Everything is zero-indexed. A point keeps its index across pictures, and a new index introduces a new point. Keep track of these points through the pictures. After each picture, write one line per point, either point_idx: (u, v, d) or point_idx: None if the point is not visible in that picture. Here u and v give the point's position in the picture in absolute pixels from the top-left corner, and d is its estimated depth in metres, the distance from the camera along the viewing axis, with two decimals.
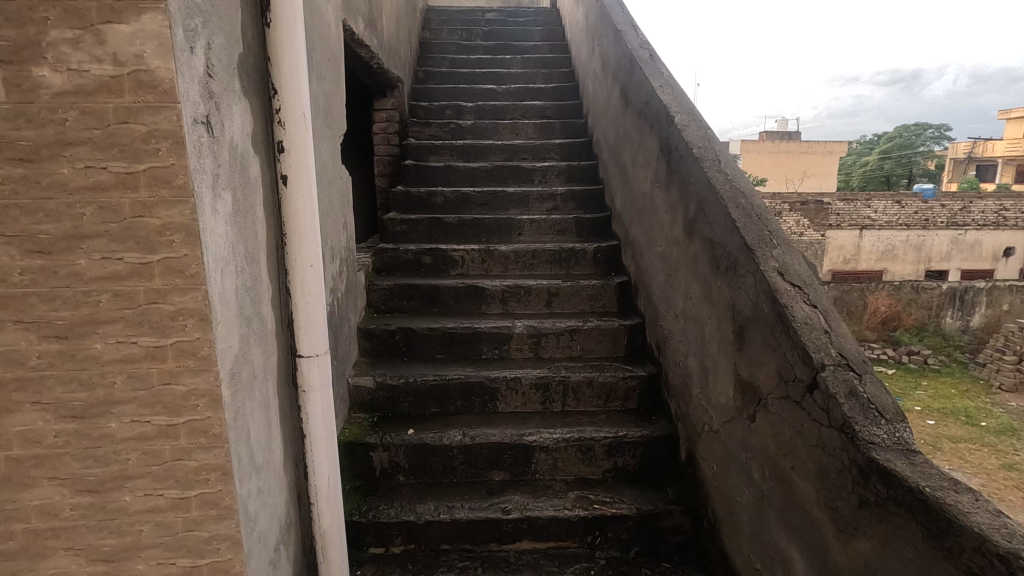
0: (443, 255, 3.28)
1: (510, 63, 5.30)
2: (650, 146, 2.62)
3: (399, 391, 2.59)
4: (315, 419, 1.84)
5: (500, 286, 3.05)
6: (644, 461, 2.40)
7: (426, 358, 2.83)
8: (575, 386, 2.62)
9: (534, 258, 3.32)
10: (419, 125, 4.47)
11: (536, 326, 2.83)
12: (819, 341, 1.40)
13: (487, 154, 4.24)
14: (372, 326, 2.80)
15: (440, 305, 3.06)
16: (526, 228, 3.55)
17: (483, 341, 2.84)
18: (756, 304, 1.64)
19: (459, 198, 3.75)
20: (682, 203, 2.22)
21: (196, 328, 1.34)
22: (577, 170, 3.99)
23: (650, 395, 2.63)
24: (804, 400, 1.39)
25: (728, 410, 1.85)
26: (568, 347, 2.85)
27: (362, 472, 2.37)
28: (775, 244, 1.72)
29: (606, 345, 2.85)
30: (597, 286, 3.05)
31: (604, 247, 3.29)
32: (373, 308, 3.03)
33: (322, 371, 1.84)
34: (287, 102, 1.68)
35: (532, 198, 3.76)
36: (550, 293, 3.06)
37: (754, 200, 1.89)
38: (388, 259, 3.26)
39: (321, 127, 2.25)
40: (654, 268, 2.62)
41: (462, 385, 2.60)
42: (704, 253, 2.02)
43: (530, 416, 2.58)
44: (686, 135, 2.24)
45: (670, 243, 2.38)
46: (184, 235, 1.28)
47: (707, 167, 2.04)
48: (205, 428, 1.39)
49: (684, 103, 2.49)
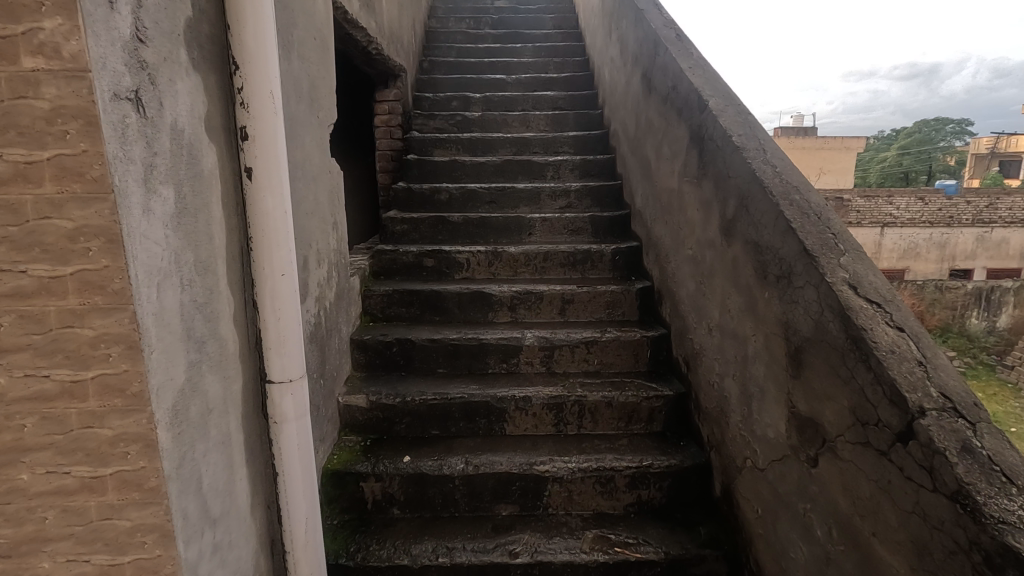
0: (446, 257, 3.00)
1: (521, 52, 5.00)
2: (680, 137, 2.31)
3: (395, 412, 2.32)
4: (290, 455, 1.57)
5: (508, 293, 2.77)
6: (672, 495, 2.10)
7: (427, 372, 2.55)
8: (592, 407, 2.32)
9: (546, 261, 3.02)
10: (423, 117, 4.19)
11: (548, 338, 2.54)
12: (913, 376, 1.10)
13: (496, 148, 3.95)
14: (367, 337, 2.53)
15: (442, 313, 2.78)
16: (538, 228, 3.26)
17: (490, 354, 2.55)
18: (818, 325, 1.34)
19: (465, 195, 3.47)
20: (719, 200, 1.92)
21: (122, 359, 1.06)
22: (592, 164, 3.68)
23: (677, 417, 2.33)
24: (893, 451, 1.09)
25: (777, 448, 1.55)
26: (584, 361, 2.56)
27: (351, 505, 2.10)
28: (842, 249, 1.41)
29: (627, 359, 2.55)
30: (616, 293, 2.76)
31: (624, 249, 2.98)
32: (369, 316, 2.76)
33: (297, 399, 1.57)
34: (251, 79, 1.40)
35: (544, 194, 3.47)
36: (564, 299, 2.77)
37: (811, 196, 1.58)
38: (388, 262, 2.99)
39: (304, 115, 1.98)
40: (683, 273, 2.32)
41: (465, 405, 2.32)
42: (747, 258, 1.71)
43: (541, 440, 2.30)
44: (722, 122, 1.93)
45: (703, 246, 2.08)
46: (104, 242, 1.01)
47: (751, 158, 1.74)
48: (138, 481, 1.11)
49: (720, 85, 2.16)
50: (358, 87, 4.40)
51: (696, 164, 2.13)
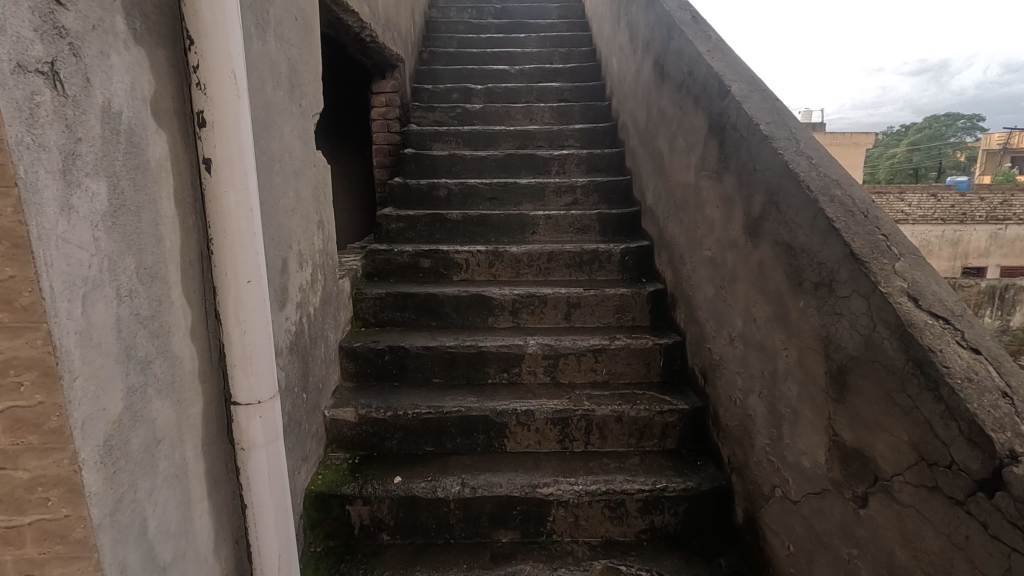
0: (444, 257, 2.81)
1: (526, 42, 4.80)
2: (697, 127, 2.10)
3: (386, 427, 2.13)
4: (260, 485, 1.38)
5: (510, 296, 2.58)
6: (688, 521, 1.91)
7: (421, 382, 2.37)
8: (600, 422, 2.14)
9: (550, 261, 2.83)
10: (422, 109, 4.00)
11: (552, 346, 2.35)
12: (998, 411, 0.91)
13: (498, 142, 3.75)
14: (357, 344, 2.35)
15: (439, 317, 2.60)
16: (541, 226, 3.06)
17: (489, 363, 2.36)
18: (869, 343, 1.14)
19: (464, 191, 3.27)
20: (743, 196, 1.72)
21: (36, 389, 0.87)
22: (599, 159, 3.49)
23: (693, 433, 2.13)
24: (973, 502, 0.91)
25: (814, 480, 1.36)
26: (591, 371, 2.37)
27: (336, 531, 1.92)
28: (896, 253, 1.21)
29: (638, 369, 2.36)
30: (625, 296, 2.56)
31: (633, 249, 2.78)
32: (361, 321, 2.58)
33: (268, 422, 1.38)
34: (208, 56, 1.21)
35: (549, 190, 3.28)
36: (569, 303, 2.58)
37: (854, 192, 1.38)
38: (381, 263, 2.81)
39: (283, 102, 1.79)
40: (699, 276, 2.12)
41: (462, 419, 2.13)
42: (777, 262, 1.52)
43: (545, 458, 2.11)
44: (747, 108, 1.73)
45: (724, 247, 1.88)
46: (7, 247, 0.82)
47: (782, 149, 1.54)
48: (61, 532, 0.93)
49: (742, 70, 1.95)
50: (350, 79, 4.24)
51: (716, 157, 1.92)
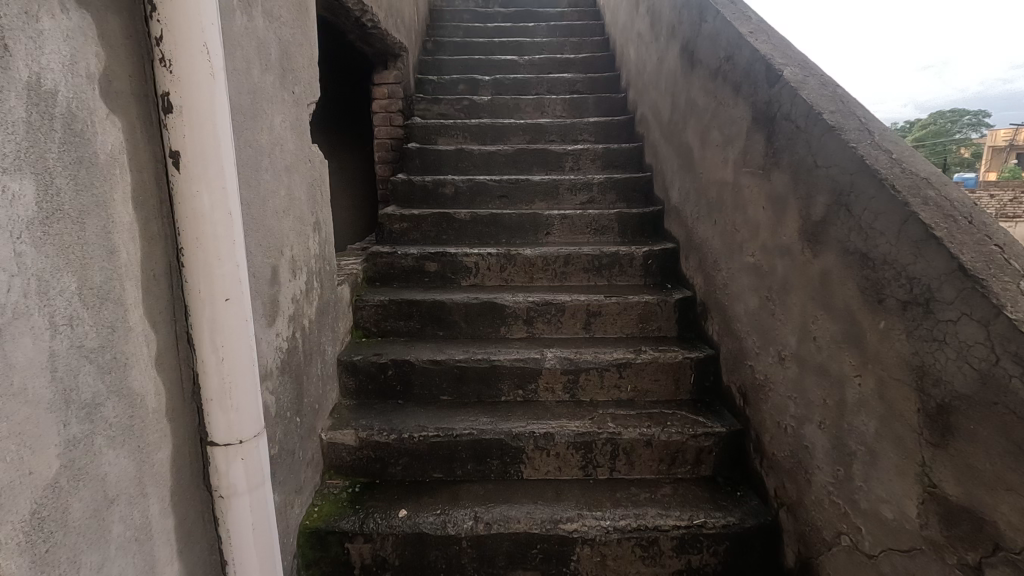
0: (452, 261, 2.59)
1: (534, 32, 4.56)
2: (737, 119, 1.88)
3: (389, 451, 1.92)
4: (244, 539, 1.17)
5: (524, 303, 2.36)
6: (730, 562, 1.70)
7: (428, 400, 2.15)
8: (627, 446, 1.93)
9: (567, 265, 2.61)
10: (427, 101, 3.78)
11: (572, 360, 2.14)
12: None
13: (507, 136, 3.52)
14: (357, 358, 2.13)
15: (447, 327, 2.38)
16: (556, 226, 2.84)
17: (503, 379, 2.15)
18: (988, 382, 0.95)
19: (473, 189, 3.05)
20: (799, 197, 1.50)
21: None
22: (616, 154, 3.26)
23: (731, 460, 1.92)
24: None
25: (901, 536, 1.15)
26: (615, 388, 2.15)
27: (333, 571, 1.72)
28: (1016, 269, 1.01)
29: (666, 385, 2.15)
30: (650, 304, 2.35)
31: (657, 252, 2.57)
32: (361, 331, 2.36)
33: (252, 464, 1.17)
34: (175, 26, 0.98)
35: (563, 187, 3.06)
36: (589, 312, 2.36)
37: (951, 194, 1.17)
38: (384, 266, 2.60)
39: (273, 89, 1.57)
40: (739, 285, 1.91)
41: (475, 444, 1.92)
42: (847, 275, 1.30)
43: (566, 487, 1.90)
44: (805, 95, 1.51)
45: (773, 254, 1.66)
46: None
47: (854, 141, 1.31)
48: None
49: (793, 53, 1.73)
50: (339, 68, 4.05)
51: (763, 152, 1.70)
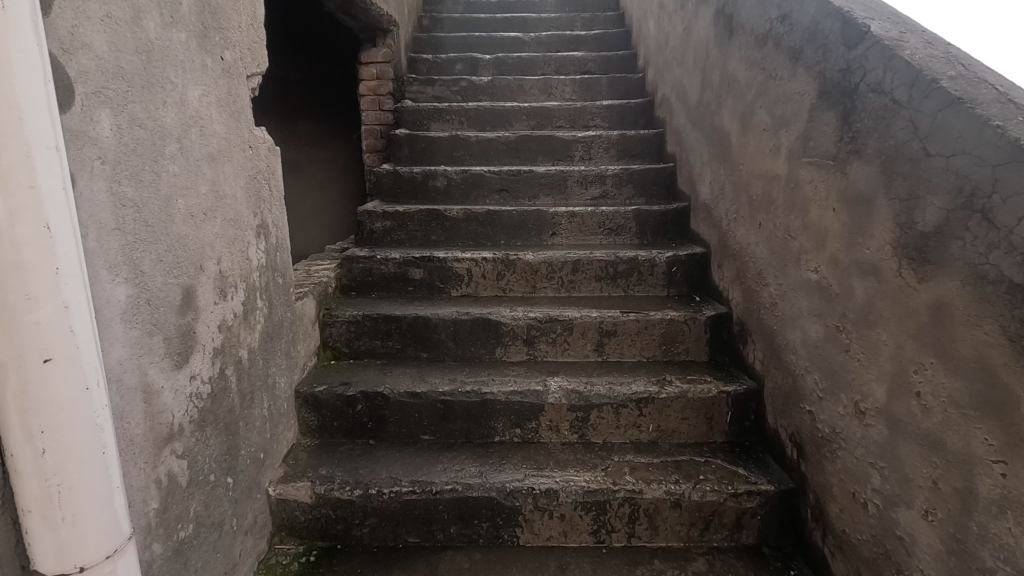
0: (440, 267, 2.21)
1: (542, 7, 4.13)
2: (795, 95, 1.48)
3: (354, 511, 1.55)
4: None
5: (523, 320, 1.97)
6: None
7: (406, 440, 1.78)
8: (650, 508, 1.54)
9: (577, 273, 2.21)
10: (419, 82, 3.37)
11: (582, 393, 1.76)
12: None
13: (509, 121, 3.11)
14: (319, 389, 1.76)
15: (432, 348, 1.99)
16: (563, 226, 2.44)
17: (496, 416, 1.76)
18: None
19: (468, 181, 2.65)
20: (895, 197, 1.10)
21: None
22: (633, 142, 2.85)
23: (779, 527, 1.53)
24: None
25: None
26: (634, 428, 1.76)
27: None
28: None
29: (696, 425, 1.76)
30: (675, 323, 1.95)
31: (683, 258, 2.17)
32: (330, 352, 1.99)
33: None
34: None
35: (571, 180, 2.65)
36: (602, 331, 1.97)
37: None
38: (361, 274, 2.22)
39: (185, 50, 1.18)
40: (795, 308, 1.50)
41: (460, 503, 1.55)
42: (985, 314, 0.90)
43: (573, 557, 1.53)
44: (908, 54, 1.10)
45: (850, 273, 1.26)
46: None
47: (998, 118, 0.91)
48: None
49: (877, 5, 1.32)
50: (315, 30, 3.91)
51: (836, 137, 1.30)
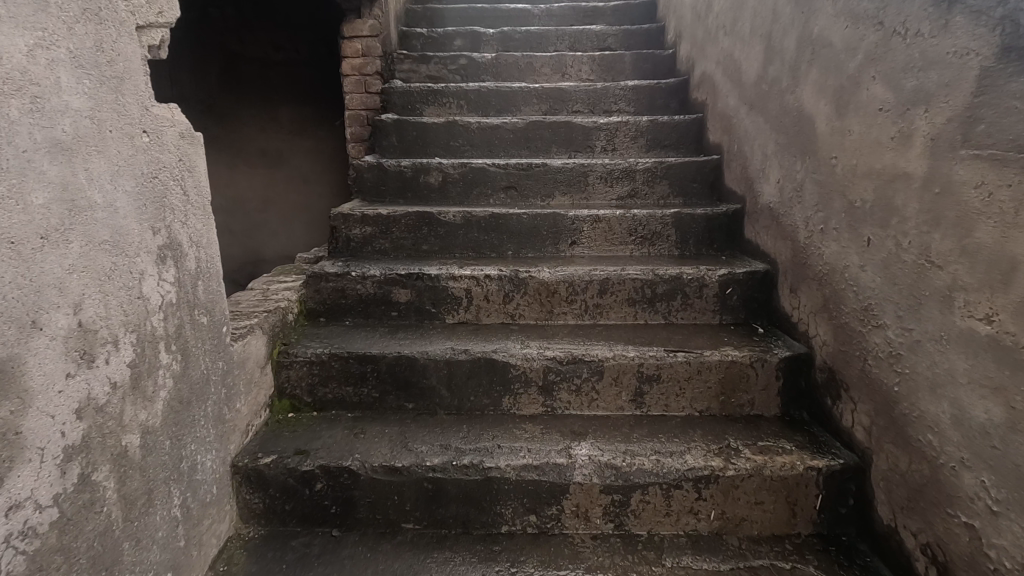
0: (431, 288, 1.74)
1: None
2: (948, 56, 1.00)
3: None
4: None
5: (539, 362, 1.51)
6: None
7: (382, 530, 1.33)
8: None
9: (605, 295, 1.74)
10: (412, 60, 2.89)
11: (620, 468, 1.30)
12: None
13: (517, 104, 2.62)
14: (264, 462, 1.30)
15: (419, 396, 1.53)
16: (585, 234, 1.97)
17: (504, 499, 1.31)
18: None
19: (467, 178, 2.18)
20: None
21: None
22: (666, 130, 2.37)
23: None
24: None
25: None
26: (689, 514, 1.31)
27: None
28: None
29: (773, 512, 1.30)
30: (738, 367, 1.49)
31: (740, 278, 1.70)
32: (287, 401, 1.53)
33: None
34: None
35: (593, 175, 2.18)
36: (641, 376, 1.51)
37: None
38: (331, 296, 1.75)
39: None
40: (938, 370, 1.03)
41: None
42: None
43: None
44: None
45: None
46: None
47: None
48: None
49: None
50: None
51: None
